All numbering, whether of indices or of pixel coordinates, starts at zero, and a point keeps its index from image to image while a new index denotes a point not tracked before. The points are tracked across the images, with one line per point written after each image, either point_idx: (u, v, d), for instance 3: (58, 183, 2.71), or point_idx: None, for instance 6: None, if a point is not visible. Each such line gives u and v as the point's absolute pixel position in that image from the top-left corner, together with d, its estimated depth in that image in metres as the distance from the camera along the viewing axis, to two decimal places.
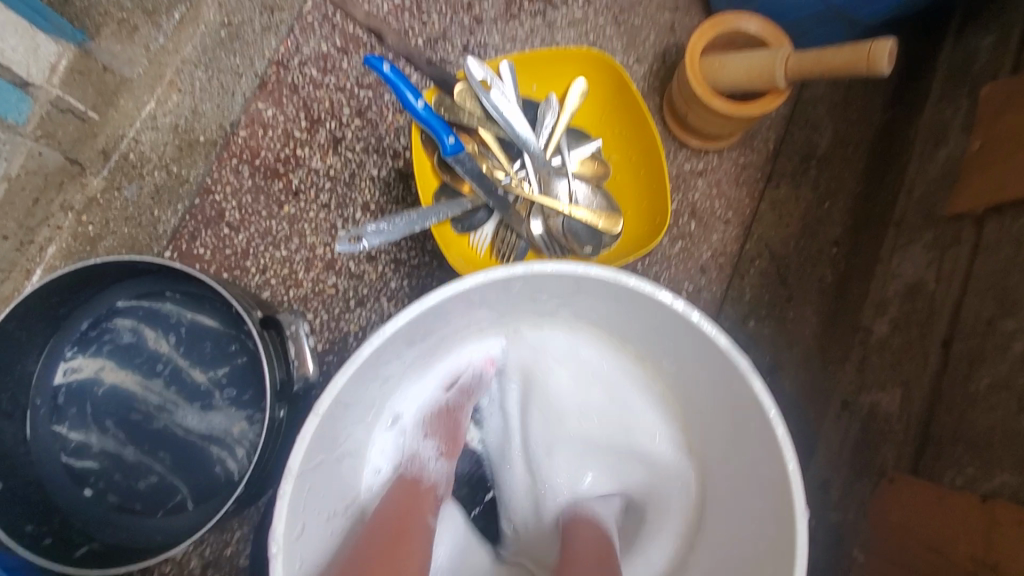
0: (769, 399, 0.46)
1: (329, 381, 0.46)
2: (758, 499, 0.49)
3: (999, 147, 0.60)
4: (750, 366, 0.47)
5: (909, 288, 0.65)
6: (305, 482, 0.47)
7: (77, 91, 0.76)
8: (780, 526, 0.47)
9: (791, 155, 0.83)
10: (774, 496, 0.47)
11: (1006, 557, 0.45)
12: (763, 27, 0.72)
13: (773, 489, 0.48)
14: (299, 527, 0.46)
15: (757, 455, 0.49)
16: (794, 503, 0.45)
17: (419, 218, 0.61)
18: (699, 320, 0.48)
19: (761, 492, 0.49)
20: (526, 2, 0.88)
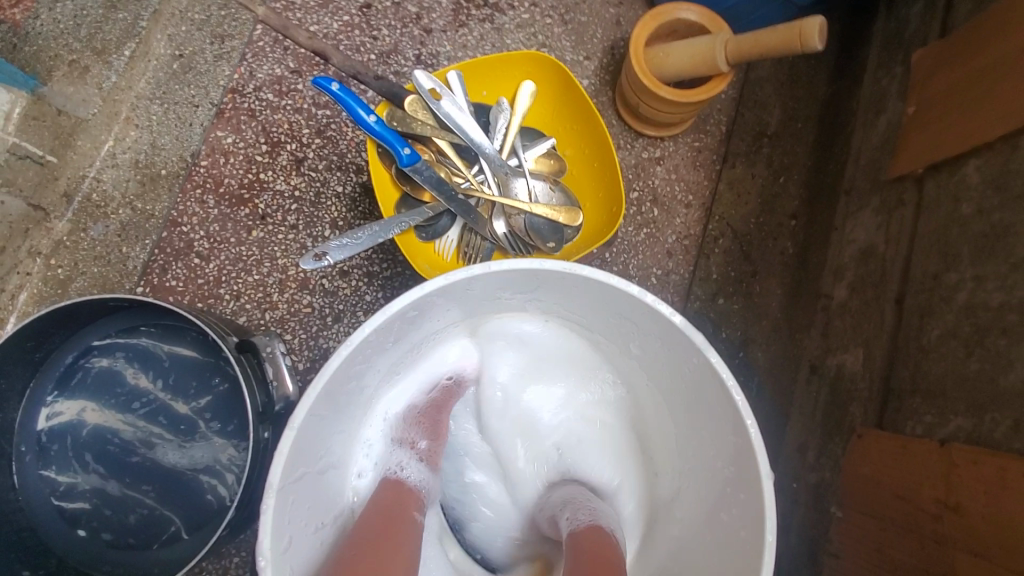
0: (726, 370, 0.48)
1: (301, 396, 0.47)
2: (729, 469, 0.51)
3: (931, 109, 0.62)
4: (706, 341, 0.48)
5: (862, 252, 0.67)
6: (286, 496, 0.47)
7: (32, 136, 0.79)
8: (749, 491, 0.48)
9: (743, 135, 0.86)
10: (742, 464, 0.49)
11: (965, 495, 0.47)
12: (701, 14, 0.75)
13: (740, 457, 0.49)
14: (285, 539, 0.47)
15: (723, 427, 0.51)
16: (759, 466, 0.46)
17: (384, 228, 0.61)
18: (655, 302, 0.49)
19: (730, 462, 0.51)
20: (473, 9, 0.90)
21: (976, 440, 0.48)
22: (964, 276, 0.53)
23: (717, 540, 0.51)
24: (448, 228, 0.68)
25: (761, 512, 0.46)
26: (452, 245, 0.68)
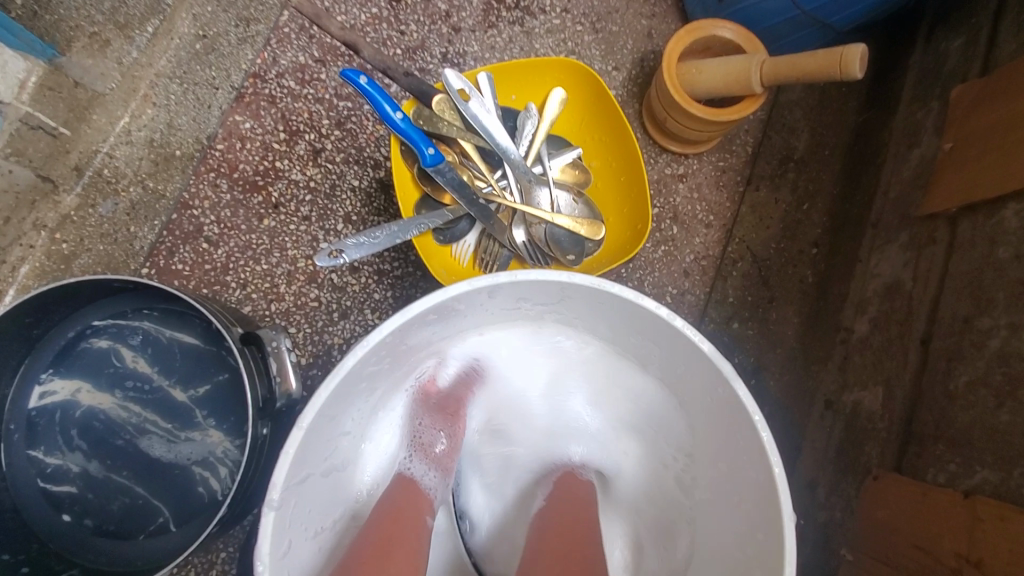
0: (752, 402, 0.46)
1: (312, 395, 0.46)
2: (745, 503, 0.49)
3: (969, 148, 0.61)
4: (733, 370, 0.47)
5: (887, 287, 0.65)
6: (290, 498, 0.46)
7: (48, 106, 0.77)
8: (767, 530, 0.46)
9: (769, 158, 0.84)
10: (757, 496, 0.48)
11: (989, 554, 0.46)
12: (739, 32, 0.73)
13: (758, 493, 0.48)
14: (286, 540, 0.46)
15: (742, 458, 0.49)
16: (780, 506, 0.45)
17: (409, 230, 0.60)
18: (683, 325, 0.48)
19: (747, 496, 0.49)
20: (504, 11, 0.89)
21: (1003, 495, 0.47)
22: (998, 322, 0.52)
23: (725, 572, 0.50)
24: (465, 234, 0.66)
25: (778, 553, 0.45)
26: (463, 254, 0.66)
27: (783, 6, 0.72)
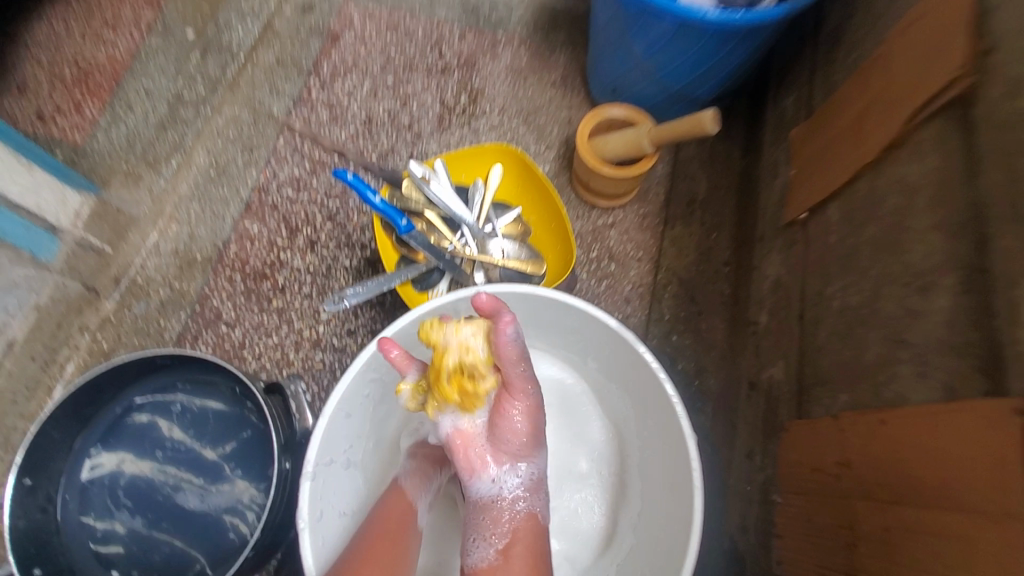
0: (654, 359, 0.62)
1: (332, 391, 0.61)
2: (672, 448, 0.62)
3: (806, 169, 0.81)
4: (636, 337, 0.63)
5: (775, 283, 0.83)
6: (318, 476, 0.61)
7: (95, 229, 0.97)
8: (681, 456, 0.60)
9: (679, 202, 1.05)
10: (674, 435, 0.61)
11: (850, 451, 0.56)
12: (628, 110, 0.97)
13: (673, 430, 0.61)
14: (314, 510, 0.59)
15: (663, 411, 0.63)
16: (684, 430, 0.59)
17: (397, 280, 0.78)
18: (594, 310, 0.64)
19: (669, 439, 0.62)
20: (455, 118, 1.13)
21: None
22: None
23: (665, 521, 0.61)
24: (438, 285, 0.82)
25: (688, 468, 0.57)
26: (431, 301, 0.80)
27: (658, 90, 0.97)
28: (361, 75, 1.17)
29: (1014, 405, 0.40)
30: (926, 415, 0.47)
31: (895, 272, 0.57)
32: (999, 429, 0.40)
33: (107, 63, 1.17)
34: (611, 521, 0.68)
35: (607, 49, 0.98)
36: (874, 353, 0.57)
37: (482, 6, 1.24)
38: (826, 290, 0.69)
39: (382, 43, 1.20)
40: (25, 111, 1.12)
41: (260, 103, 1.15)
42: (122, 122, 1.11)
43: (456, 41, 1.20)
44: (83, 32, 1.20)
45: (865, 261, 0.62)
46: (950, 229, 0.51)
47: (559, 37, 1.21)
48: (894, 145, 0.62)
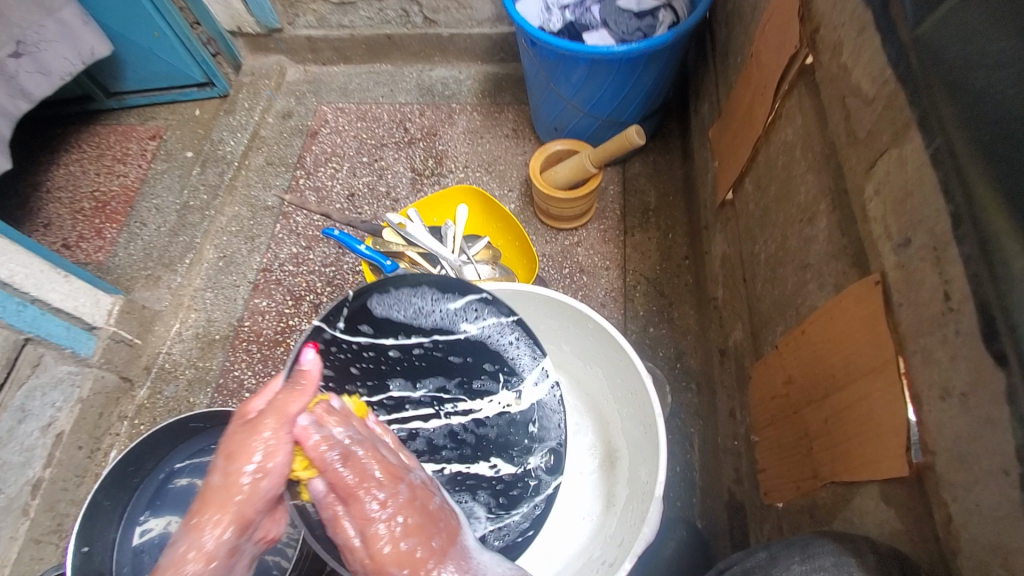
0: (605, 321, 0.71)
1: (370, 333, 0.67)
2: (636, 396, 0.70)
3: (723, 160, 0.95)
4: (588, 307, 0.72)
5: (722, 258, 0.94)
6: None
7: (126, 325, 1.08)
8: (643, 398, 0.68)
9: (634, 213, 1.18)
10: (635, 383, 0.70)
11: (789, 369, 0.65)
12: (569, 142, 1.12)
13: (634, 380, 0.70)
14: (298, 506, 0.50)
15: (624, 368, 0.71)
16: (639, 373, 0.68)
17: (415, 310, 0.68)
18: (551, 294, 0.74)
19: (633, 390, 0.70)
20: (426, 180, 1.29)
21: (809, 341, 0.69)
22: None
23: (645, 464, 0.66)
24: (479, 320, 0.69)
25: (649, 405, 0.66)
26: (462, 343, 0.70)
27: (590, 122, 1.13)
28: (340, 159, 1.34)
29: (875, 278, 0.50)
30: (828, 312, 0.56)
31: (793, 214, 0.68)
32: (869, 300, 0.50)
33: (120, 191, 1.34)
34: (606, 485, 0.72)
35: (540, 98, 1.15)
36: (793, 282, 0.66)
37: (434, 86, 1.43)
38: (755, 248, 0.79)
39: (354, 131, 1.39)
40: (53, 243, 1.27)
41: (257, 198, 1.32)
42: (138, 237, 1.26)
43: (417, 118, 1.39)
44: (98, 170, 1.38)
45: (774, 214, 0.73)
46: (818, 167, 0.63)
47: (504, 98, 1.40)
48: (774, 118, 0.75)
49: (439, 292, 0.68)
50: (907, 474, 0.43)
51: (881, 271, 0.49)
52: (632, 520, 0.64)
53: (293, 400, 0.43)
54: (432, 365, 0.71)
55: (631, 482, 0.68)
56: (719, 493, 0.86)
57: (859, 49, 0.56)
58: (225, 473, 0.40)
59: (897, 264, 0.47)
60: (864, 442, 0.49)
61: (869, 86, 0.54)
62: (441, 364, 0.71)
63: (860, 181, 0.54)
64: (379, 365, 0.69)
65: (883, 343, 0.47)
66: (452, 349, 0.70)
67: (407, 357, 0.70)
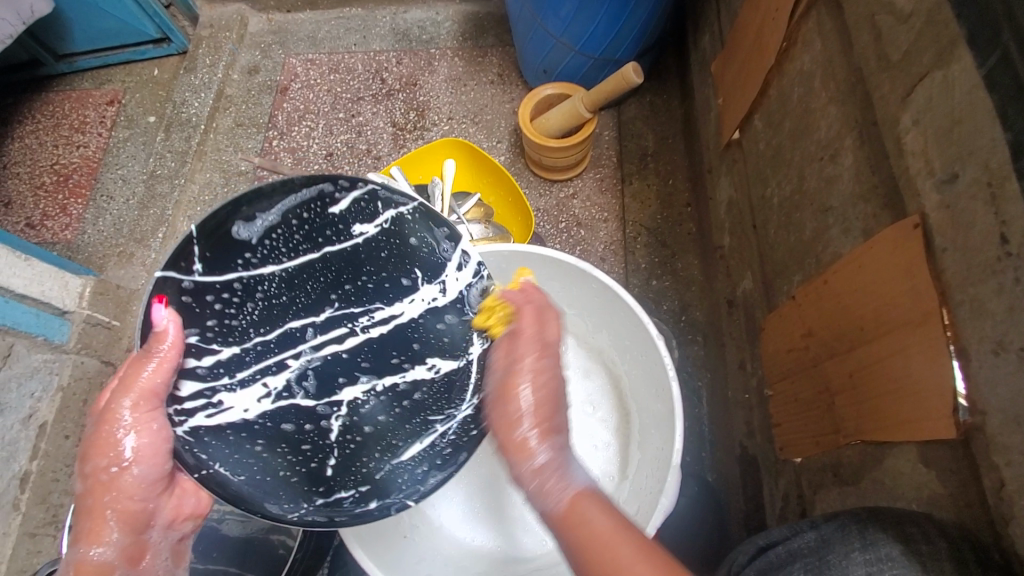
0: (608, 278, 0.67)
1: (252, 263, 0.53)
2: (648, 357, 0.66)
3: (728, 96, 0.88)
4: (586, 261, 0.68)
5: (729, 203, 0.88)
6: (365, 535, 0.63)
7: (101, 307, 1.03)
8: (654, 360, 0.65)
9: (632, 159, 1.11)
10: (646, 346, 0.66)
11: (807, 317, 0.61)
12: (559, 86, 1.05)
13: (643, 342, 0.66)
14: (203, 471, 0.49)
15: (630, 327, 0.68)
16: (650, 333, 0.64)
17: (302, 209, 0.54)
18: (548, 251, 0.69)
19: (643, 350, 0.67)
20: (408, 134, 1.21)
21: None
22: None
23: (659, 431, 0.64)
24: (379, 215, 0.57)
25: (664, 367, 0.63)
26: (370, 236, 0.57)
27: (582, 61, 1.04)
28: (314, 116, 1.25)
29: (913, 222, 0.45)
30: (855, 260, 0.52)
31: (811, 152, 0.62)
32: (906, 245, 0.45)
33: (82, 163, 1.25)
34: (623, 449, 0.71)
35: (527, 36, 1.05)
36: (812, 227, 0.61)
37: (410, 30, 1.32)
38: (767, 191, 0.74)
39: (328, 84, 1.29)
40: (16, 223, 1.19)
41: (229, 164, 1.23)
42: (106, 211, 1.18)
43: (394, 67, 1.29)
44: (56, 140, 1.28)
45: (789, 152, 0.67)
46: (842, 97, 0.57)
47: (487, 41, 1.29)
48: (787, 45, 0.68)
49: (322, 193, 0.54)
50: (955, 437, 0.40)
51: (920, 213, 0.45)
52: (648, 488, 0.62)
53: (145, 374, 0.47)
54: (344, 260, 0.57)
55: (644, 449, 0.67)
56: (731, 447, 0.83)
57: None
58: (91, 470, 0.51)
59: (941, 204, 0.42)
60: (897, 399, 0.46)
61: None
62: (351, 266, 0.57)
63: (893, 111, 0.49)
64: (272, 302, 0.54)
65: (922, 293, 0.43)
66: (359, 247, 0.57)
67: (308, 273, 0.56)
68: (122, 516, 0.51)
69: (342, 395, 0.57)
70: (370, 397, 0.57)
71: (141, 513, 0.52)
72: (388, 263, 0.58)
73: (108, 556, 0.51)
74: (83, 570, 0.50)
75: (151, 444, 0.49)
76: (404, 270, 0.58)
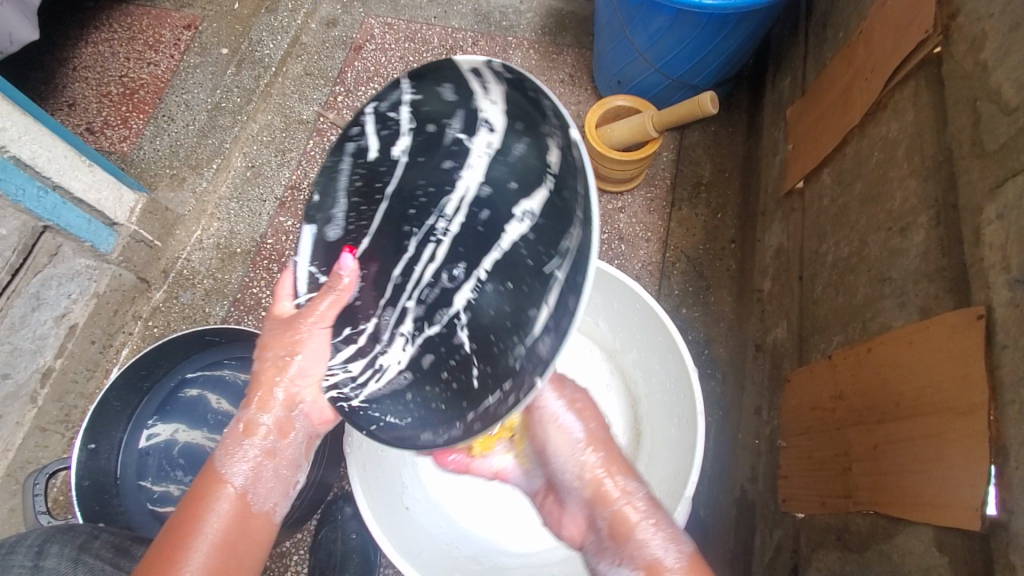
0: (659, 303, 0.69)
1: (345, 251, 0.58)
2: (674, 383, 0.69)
3: (798, 144, 0.88)
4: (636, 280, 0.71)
5: (777, 249, 0.88)
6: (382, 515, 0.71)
7: (148, 225, 1.05)
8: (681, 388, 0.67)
9: (685, 185, 1.11)
10: (677, 376, 0.68)
11: (841, 379, 0.60)
12: (632, 100, 1.06)
13: (675, 372, 0.68)
14: (374, 426, 0.57)
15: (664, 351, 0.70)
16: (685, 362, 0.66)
17: (353, 182, 0.58)
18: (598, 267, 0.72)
19: (670, 373, 0.69)
20: None
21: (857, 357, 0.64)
22: None
23: (673, 459, 0.66)
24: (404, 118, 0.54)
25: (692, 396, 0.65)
26: (411, 148, 0.54)
27: (659, 80, 1.04)
28: (382, 80, 1.26)
29: (977, 312, 0.45)
30: (905, 335, 0.52)
31: (879, 220, 0.62)
32: (963, 333, 0.46)
33: (150, 81, 1.26)
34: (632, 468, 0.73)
35: (609, 45, 1.06)
36: (864, 293, 0.62)
37: (491, 14, 1.32)
38: (821, 247, 0.74)
39: (401, 51, 1.30)
40: (78, 126, 1.21)
41: (291, 110, 1.25)
42: (164, 132, 1.18)
43: (468, 47, 1.29)
44: (128, 54, 1.30)
45: (854, 214, 0.68)
46: (924, 172, 0.57)
47: (564, 39, 1.29)
48: (873, 109, 0.68)
49: (355, 147, 0.58)
50: (978, 529, 0.41)
51: (986, 305, 0.45)
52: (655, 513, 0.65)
53: (323, 302, 0.56)
54: (394, 222, 0.55)
55: (651, 472, 0.70)
56: (729, 488, 0.84)
57: (1009, 46, 0.49)
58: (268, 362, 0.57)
59: (1011, 301, 0.43)
60: (923, 479, 0.47)
61: (1012, 92, 0.48)
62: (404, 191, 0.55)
63: (977, 199, 0.49)
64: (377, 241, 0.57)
65: (971, 384, 0.44)
66: (418, 166, 0.53)
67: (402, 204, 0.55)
68: (285, 401, 0.57)
69: (456, 305, 0.53)
70: (480, 292, 0.51)
71: (298, 403, 0.58)
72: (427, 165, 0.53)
73: (270, 424, 0.57)
74: (251, 432, 0.57)
75: (313, 351, 0.57)
76: (444, 153, 0.51)
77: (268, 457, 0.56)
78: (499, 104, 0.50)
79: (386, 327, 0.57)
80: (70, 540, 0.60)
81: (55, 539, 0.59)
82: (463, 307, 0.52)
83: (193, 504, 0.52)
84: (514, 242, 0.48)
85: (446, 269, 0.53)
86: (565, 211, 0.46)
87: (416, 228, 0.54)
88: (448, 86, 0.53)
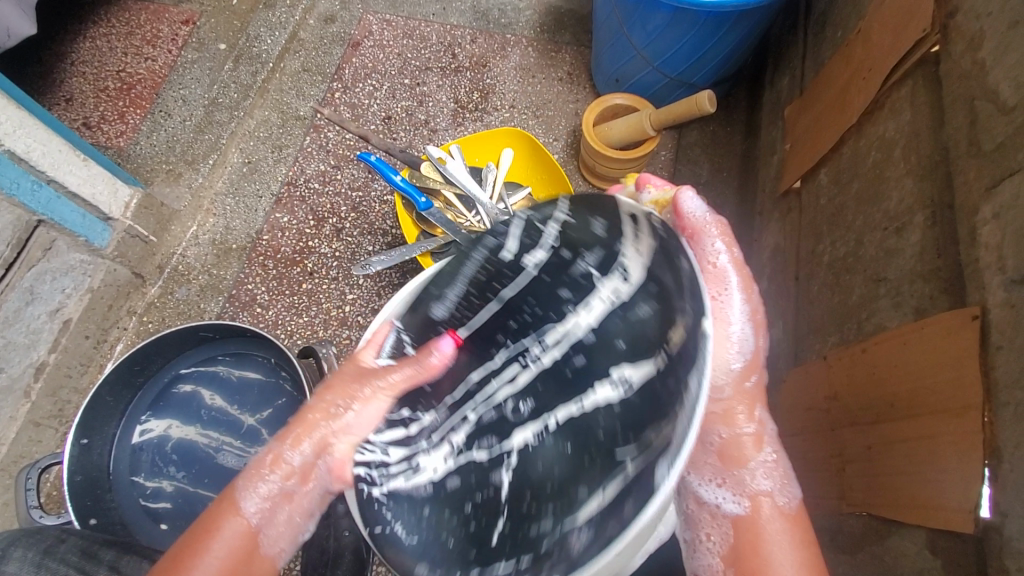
0: None
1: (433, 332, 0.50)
2: None
3: (796, 143, 0.87)
4: None
5: (774, 249, 0.88)
6: None
7: (143, 220, 1.04)
8: None
9: (683, 184, 1.10)
10: None
11: (833, 379, 0.60)
12: (630, 98, 1.05)
13: None
14: (379, 532, 0.48)
15: None
16: None
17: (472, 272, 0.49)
18: None
19: None
20: (468, 113, 1.21)
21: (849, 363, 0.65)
22: None
23: None
24: (544, 236, 0.47)
25: None
26: (541, 264, 0.46)
27: (657, 78, 1.04)
28: (380, 77, 1.26)
29: (972, 313, 0.45)
30: (898, 336, 0.52)
31: (876, 220, 0.62)
32: (958, 334, 0.46)
33: (147, 75, 1.26)
34: None
35: (607, 43, 1.05)
36: (859, 293, 0.62)
37: (490, 11, 1.32)
38: (818, 247, 0.73)
39: (399, 48, 1.29)
40: (74, 121, 1.21)
41: (288, 106, 1.24)
42: (162, 127, 1.18)
43: (467, 44, 1.29)
44: (126, 48, 1.29)
45: (851, 214, 0.67)
46: (921, 172, 0.56)
47: (563, 37, 1.29)
48: (871, 108, 0.67)
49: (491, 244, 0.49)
50: (970, 531, 0.41)
51: (980, 306, 0.45)
52: None
53: (393, 374, 0.50)
54: (488, 328, 0.48)
55: None
56: None
57: (1008, 45, 0.49)
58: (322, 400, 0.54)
59: (1006, 303, 0.43)
60: (916, 480, 0.46)
61: (1010, 92, 0.47)
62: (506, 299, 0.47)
63: (973, 200, 0.49)
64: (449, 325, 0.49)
65: (965, 386, 0.44)
66: (537, 283, 0.46)
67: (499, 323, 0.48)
68: (318, 443, 0.54)
69: (512, 441, 0.45)
70: (542, 440, 0.44)
71: (329, 451, 0.54)
72: (540, 280, 0.46)
73: (297, 465, 0.54)
74: (277, 464, 0.54)
75: (367, 415, 0.52)
76: (567, 281, 0.46)
77: (284, 499, 0.54)
78: (644, 260, 0.45)
79: (439, 427, 0.49)
80: (37, 543, 0.57)
81: (21, 543, 0.56)
82: (517, 448, 0.45)
83: (197, 534, 0.51)
84: (599, 404, 0.43)
85: (515, 399, 0.46)
86: (658, 399, 0.42)
87: (509, 342, 0.47)
88: (601, 218, 0.47)
